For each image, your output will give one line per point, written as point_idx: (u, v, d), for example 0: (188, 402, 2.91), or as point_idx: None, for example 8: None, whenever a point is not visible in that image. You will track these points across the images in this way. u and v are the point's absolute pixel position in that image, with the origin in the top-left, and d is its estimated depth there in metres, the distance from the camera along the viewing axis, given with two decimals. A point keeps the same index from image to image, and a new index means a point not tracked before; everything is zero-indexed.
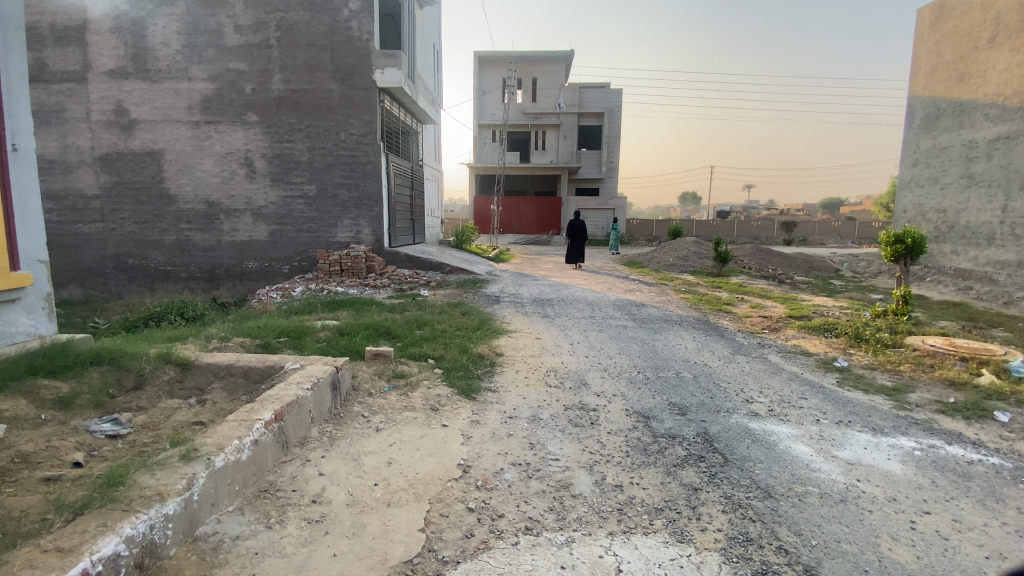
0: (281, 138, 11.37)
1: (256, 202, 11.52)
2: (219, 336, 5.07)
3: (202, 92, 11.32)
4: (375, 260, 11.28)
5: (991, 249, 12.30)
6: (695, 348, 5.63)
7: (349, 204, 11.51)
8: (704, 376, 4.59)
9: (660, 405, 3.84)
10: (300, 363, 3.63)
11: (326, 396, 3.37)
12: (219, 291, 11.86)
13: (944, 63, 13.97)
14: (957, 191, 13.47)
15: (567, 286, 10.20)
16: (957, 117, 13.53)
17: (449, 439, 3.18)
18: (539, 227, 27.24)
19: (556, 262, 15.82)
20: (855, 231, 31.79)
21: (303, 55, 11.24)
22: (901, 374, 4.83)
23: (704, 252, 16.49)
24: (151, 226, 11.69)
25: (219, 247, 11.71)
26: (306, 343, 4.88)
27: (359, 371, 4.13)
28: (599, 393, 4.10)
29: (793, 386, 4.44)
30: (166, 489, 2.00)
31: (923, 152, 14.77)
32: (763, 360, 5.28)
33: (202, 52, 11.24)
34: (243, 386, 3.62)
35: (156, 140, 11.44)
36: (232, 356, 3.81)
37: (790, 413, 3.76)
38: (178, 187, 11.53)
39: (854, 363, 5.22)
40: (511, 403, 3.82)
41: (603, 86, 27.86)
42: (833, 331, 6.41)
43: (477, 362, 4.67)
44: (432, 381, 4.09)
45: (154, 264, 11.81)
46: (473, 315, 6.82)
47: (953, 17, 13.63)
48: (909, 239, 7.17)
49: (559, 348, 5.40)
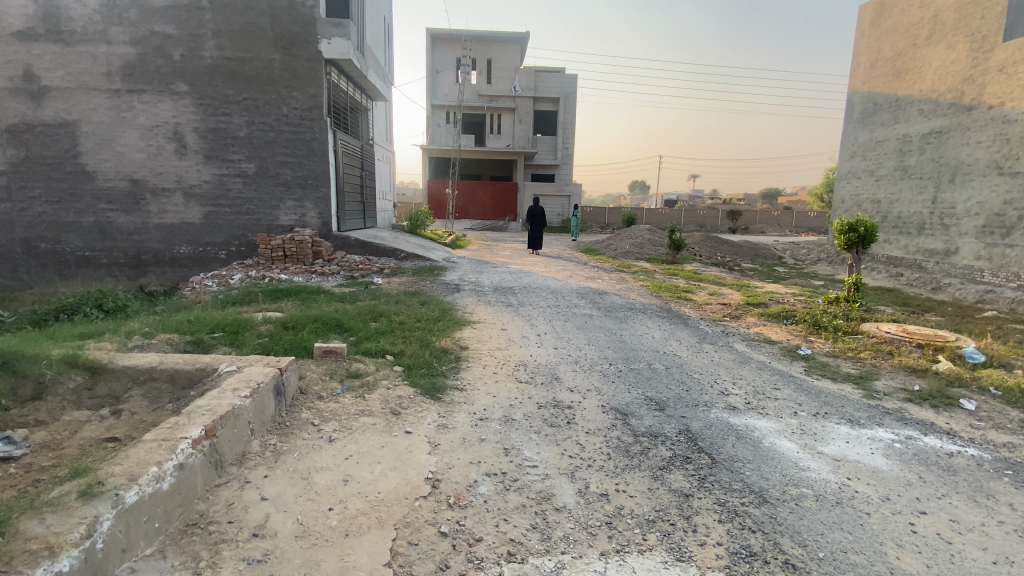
0: (216, 111, 10.37)
1: (187, 180, 10.50)
2: (142, 332, 4.47)
3: (123, 57, 10.11)
4: (323, 246, 10.58)
5: (921, 238, 13.05)
6: (663, 338, 5.49)
7: (293, 184, 10.71)
8: (676, 368, 4.45)
9: (637, 401, 3.64)
10: (237, 365, 3.14)
11: (269, 403, 2.93)
12: (147, 278, 10.79)
13: (883, 59, 14.58)
14: (891, 183, 14.20)
15: (528, 273, 9.93)
16: (893, 111, 14.20)
17: (414, 448, 2.83)
18: (494, 213, 26.81)
19: (513, 249, 15.53)
20: (792, 220, 33.37)
21: (239, 20, 10.25)
22: (863, 361, 4.88)
23: (658, 240, 16.68)
24: (66, 206, 10.42)
25: (146, 230, 10.62)
26: (245, 340, 4.35)
27: (307, 372, 3.68)
28: (572, 389, 3.84)
29: (765, 376, 4.36)
30: (59, 540, 1.55)
31: (861, 145, 15.46)
32: (730, 349, 5.20)
33: (122, 12, 10.01)
34: (168, 393, 3.10)
35: (69, 110, 10.15)
36: (155, 357, 3.25)
37: (767, 405, 3.66)
38: (98, 163, 10.32)
39: (818, 350, 5.25)
40: (480, 402, 3.50)
41: (558, 71, 27.56)
42: (792, 318, 6.48)
43: (440, 357, 4.31)
44: (392, 381, 3.71)
45: (70, 249, 10.57)
46: (432, 306, 6.42)
47: (892, 15, 14.21)
48: (861, 228, 7.35)
49: (525, 340, 5.12)
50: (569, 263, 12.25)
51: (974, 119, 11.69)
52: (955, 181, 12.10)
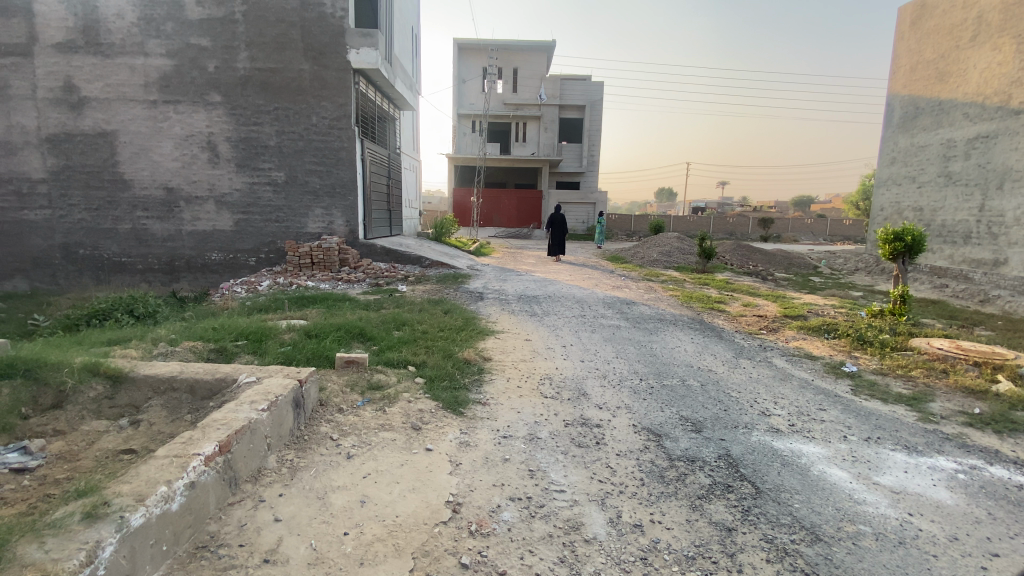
0: (248, 120, 10.58)
1: (219, 188, 10.72)
2: (168, 339, 4.47)
3: (160, 69, 10.43)
4: (349, 253, 10.64)
5: (966, 248, 12.36)
6: (696, 351, 5.23)
7: (321, 193, 10.82)
8: (712, 385, 4.20)
9: (670, 420, 3.43)
10: (256, 376, 3.07)
11: (287, 416, 2.84)
12: (179, 284, 11.04)
13: (924, 62, 13.97)
14: (934, 190, 13.53)
15: (552, 282, 9.75)
16: (935, 116, 13.57)
17: (434, 467, 2.69)
18: (518, 220, 26.75)
19: (538, 256, 15.37)
20: (826, 228, 32.30)
21: (271, 32, 10.45)
22: (915, 381, 4.53)
23: (687, 248, 16.27)
24: (104, 213, 10.76)
25: (179, 237, 10.88)
26: (267, 348, 4.30)
27: (328, 383, 3.58)
28: (601, 405, 3.65)
29: (808, 395, 4.09)
30: (55, 568, 1.45)
31: (901, 150, 14.81)
32: (769, 364, 4.92)
33: (160, 26, 10.33)
34: (187, 403, 3.05)
35: (109, 121, 10.51)
36: (176, 366, 3.22)
37: (812, 427, 3.41)
38: (134, 171, 10.64)
39: (863, 367, 4.92)
40: (504, 419, 3.34)
41: (584, 78, 27.43)
42: (833, 332, 6.13)
43: (463, 368, 4.17)
44: (413, 394, 3.58)
45: (107, 255, 10.90)
46: (456, 315, 6.29)
47: (934, 16, 13.63)
48: (908, 237, 6.93)
49: (551, 352, 4.95)
50: (595, 272, 12.02)
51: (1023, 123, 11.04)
52: (1004, 188, 11.44)
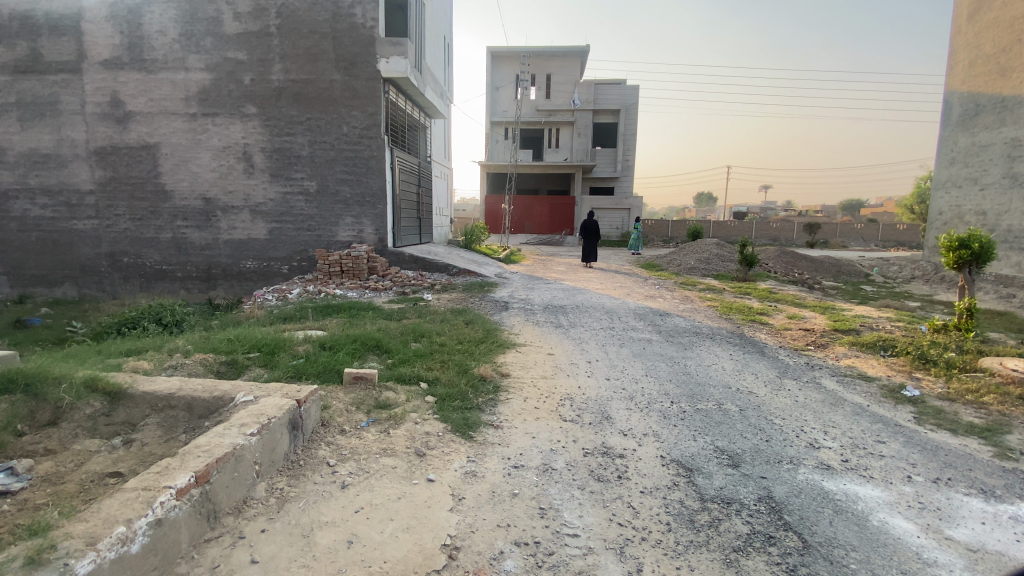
0: (281, 131, 10.75)
1: (254, 198, 10.92)
2: (183, 350, 4.40)
3: (199, 83, 10.74)
4: (378, 261, 10.59)
5: None
6: (734, 370, 4.80)
7: (351, 202, 10.87)
8: (752, 409, 3.79)
9: (704, 452, 3.06)
10: (254, 395, 2.90)
11: (282, 439, 2.65)
12: (216, 291, 11.29)
13: (983, 56, 12.92)
14: (998, 192, 12.44)
15: (582, 291, 9.40)
16: (998, 113, 12.49)
17: (434, 502, 2.44)
18: (551, 227, 26.44)
19: (569, 264, 15.02)
20: (878, 234, 30.50)
21: (304, 44, 10.61)
22: (987, 407, 3.95)
23: (727, 255, 15.57)
24: (147, 223, 11.14)
25: (216, 246, 11.13)
26: (278, 361, 4.16)
27: (334, 401, 3.40)
28: (625, 432, 3.32)
29: (863, 424, 3.61)
30: None
31: (961, 150, 13.72)
32: (817, 387, 4.44)
33: (200, 41, 10.66)
34: (184, 422, 2.93)
35: (152, 134, 10.89)
36: (176, 382, 3.11)
37: (868, 464, 2.98)
38: (175, 182, 10.97)
39: (927, 392, 4.36)
40: (517, 445, 3.06)
41: (619, 83, 26.95)
42: (890, 349, 5.56)
43: (478, 386, 3.91)
44: (421, 415, 3.35)
45: (149, 263, 11.27)
46: (477, 326, 6.05)
47: (994, 8, 12.60)
48: (975, 244, 6.25)
49: (574, 368, 4.64)
50: (627, 280, 11.58)
51: None
52: None
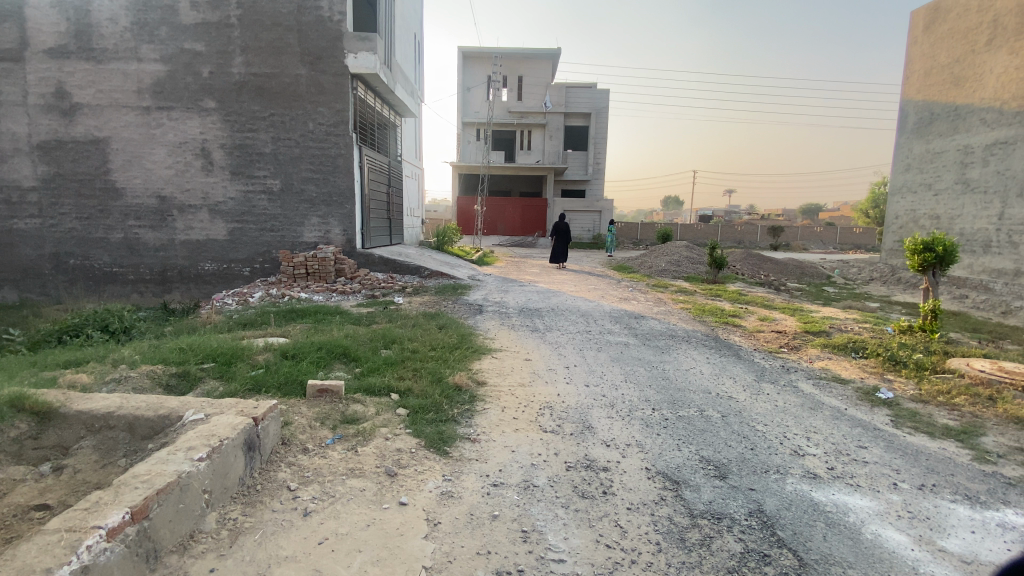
0: (242, 127, 10.26)
1: (213, 197, 10.39)
2: (129, 361, 4.04)
3: (153, 75, 10.15)
4: (345, 263, 10.22)
5: (987, 257, 11.78)
6: (712, 374, 4.74)
7: (317, 201, 10.46)
8: (734, 416, 3.71)
9: (689, 462, 2.94)
10: (205, 413, 2.63)
11: (236, 463, 2.40)
12: (172, 295, 10.69)
13: (938, 66, 13.49)
14: (951, 197, 12.99)
15: (556, 293, 9.28)
16: (951, 121, 13.05)
17: (407, 529, 2.23)
18: (523, 228, 26.35)
19: (542, 265, 14.92)
20: (836, 237, 31.63)
21: (267, 36, 10.15)
22: (960, 409, 4.00)
23: (696, 257, 15.77)
24: (95, 222, 10.45)
25: (171, 247, 10.54)
26: (235, 372, 3.85)
27: (295, 417, 3.14)
28: (608, 443, 3.18)
29: (844, 429, 3.58)
30: None
31: (916, 157, 14.28)
32: (795, 390, 4.41)
33: (154, 30, 10.07)
34: (125, 444, 2.64)
35: (102, 128, 10.23)
36: (116, 399, 2.80)
37: (854, 472, 2.92)
38: (127, 179, 10.33)
39: (900, 394, 4.39)
40: (495, 461, 2.87)
41: (590, 85, 27.09)
42: (861, 351, 5.63)
43: (453, 397, 3.71)
44: (391, 429, 3.13)
45: (98, 265, 10.58)
46: (451, 331, 5.84)
47: (948, 20, 13.17)
48: (939, 247, 6.42)
49: (552, 375, 4.48)
50: (599, 282, 11.54)
51: None
52: None
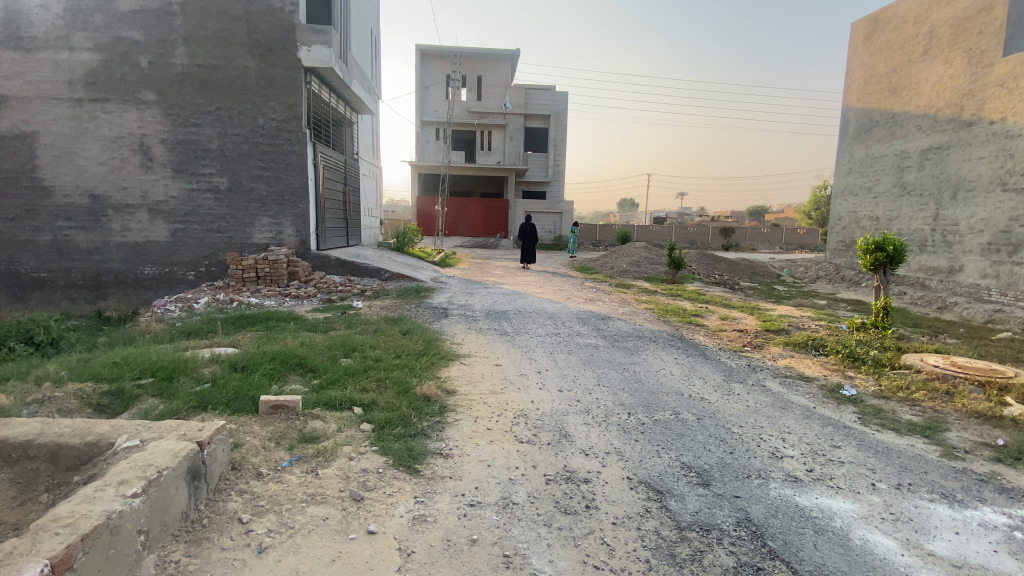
0: (185, 121, 9.60)
1: (153, 196, 9.67)
2: (53, 378, 3.58)
3: (85, 64, 9.34)
4: (300, 266, 9.73)
5: (923, 256, 12.51)
6: (683, 375, 4.71)
7: (268, 201, 9.92)
8: (709, 418, 3.66)
9: (671, 469, 2.85)
10: (141, 439, 2.31)
11: (178, 496, 2.11)
12: (107, 302, 9.88)
13: (877, 76, 14.26)
14: (890, 200, 13.74)
15: (522, 295, 9.14)
16: (889, 128, 13.81)
17: (378, 561, 2.02)
18: (484, 229, 26.16)
19: (504, 266, 14.78)
20: (782, 237, 33.03)
21: (212, 26, 9.54)
22: (921, 405, 4.13)
23: (655, 258, 16.01)
24: (19, 224, 9.52)
25: (107, 250, 9.73)
26: (178, 389, 3.49)
27: (247, 438, 2.85)
28: (587, 452, 3.04)
29: (816, 428, 3.59)
30: None
31: (856, 162, 15.03)
32: (764, 389, 4.42)
33: (85, 16, 9.26)
34: (46, 476, 2.27)
35: (26, 120, 9.32)
36: (36, 424, 2.42)
37: (832, 473, 2.91)
38: (55, 177, 9.46)
39: (863, 390, 4.50)
40: (471, 478, 2.69)
41: (549, 88, 27.19)
42: (821, 348, 5.75)
43: (422, 409, 3.48)
44: (355, 448, 2.89)
45: (22, 270, 9.64)
46: (415, 336, 5.58)
47: (886, 32, 13.95)
48: (889, 247, 6.70)
49: (523, 381, 4.33)
50: (563, 283, 11.51)
51: (975, 135, 11.26)
52: (957, 198, 11.63)
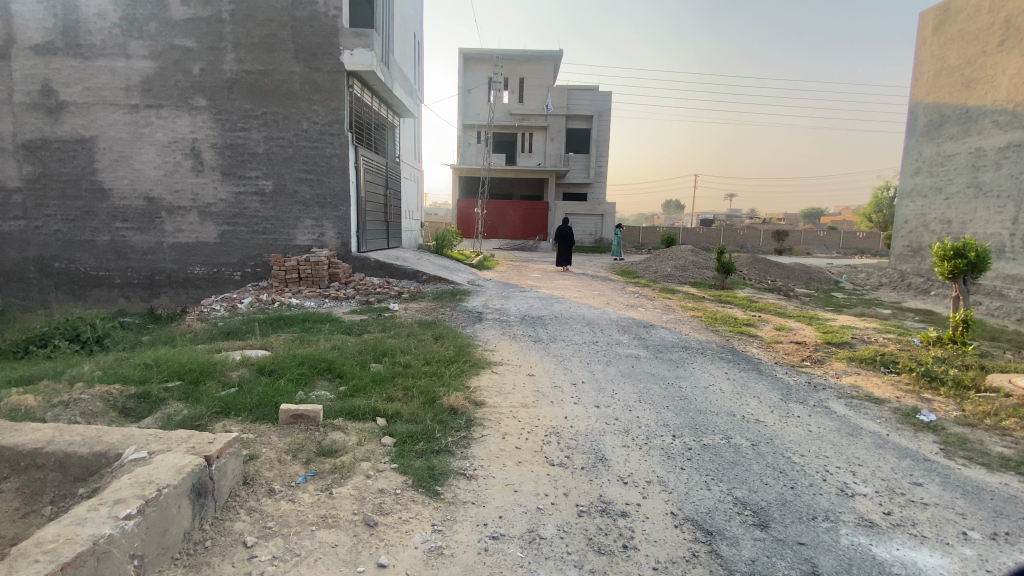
0: (234, 126, 9.87)
1: (203, 198, 9.99)
2: (86, 379, 3.60)
3: (142, 72, 9.76)
4: (340, 267, 9.80)
5: (1000, 263, 11.36)
6: (734, 392, 4.31)
7: (311, 203, 10.07)
8: (765, 444, 3.27)
9: (721, 506, 2.51)
10: (148, 451, 2.21)
11: (179, 516, 1.97)
12: (160, 300, 10.29)
13: (948, 68, 13.10)
14: (963, 201, 12.59)
15: (560, 300, 8.84)
16: (963, 124, 12.66)
17: None
18: (524, 232, 25.97)
19: (543, 269, 14.49)
20: (839, 241, 31.14)
21: (260, 32, 9.77)
22: (1013, 435, 3.56)
23: (701, 262, 15.32)
24: (81, 224, 10.05)
25: (160, 250, 10.13)
26: (203, 393, 3.43)
27: (263, 450, 2.72)
28: (625, 480, 2.74)
29: (891, 461, 3.14)
30: None
31: (926, 160, 13.87)
32: (827, 412, 3.96)
33: (143, 26, 9.69)
34: (53, 486, 2.22)
35: (88, 126, 9.84)
36: (48, 430, 2.38)
37: (915, 518, 2.49)
38: (114, 180, 9.93)
39: (943, 416, 3.95)
40: (495, 506, 2.44)
41: (592, 88, 26.70)
42: (892, 365, 5.18)
43: (447, 422, 3.27)
44: (374, 463, 2.71)
45: (83, 268, 10.17)
46: (447, 342, 5.41)
47: (958, 22, 12.80)
48: (971, 253, 6.01)
49: (558, 394, 4.05)
50: (604, 287, 11.12)
51: None
52: None
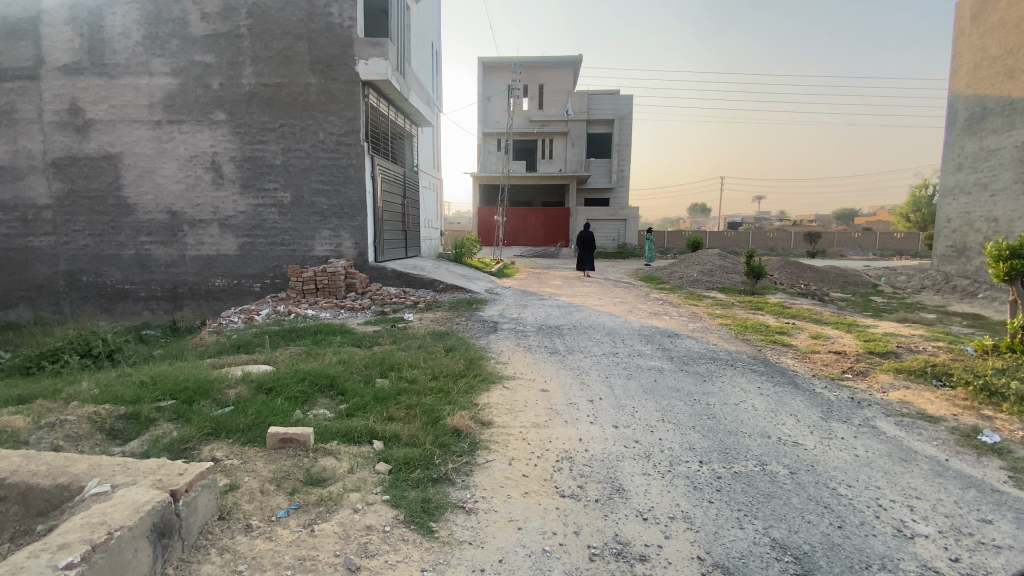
0: (252, 139, 9.93)
1: (223, 211, 10.05)
2: (81, 399, 3.47)
3: (164, 88, 9.92)
4: (357, 277, 9.75)
5: None
6: (768, 411, 3.91)
7: (328, 214, 10.02)
8: (806, 473, 2.89)
9: (757, 550, 2.17)
10: (114, 484, 2.01)
11: (137, 560, 1.76)
12: (183, 312, 10.38)
13: (989, 58, 12.35)
14: (1011, 198, 11.77)
15: (581, 308, 8.50)
16: (1007, 116, 11.88)
17: None
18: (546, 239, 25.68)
19: (564, 276, 14.17)
20: (875, 243, 29.83)
21: (277, 45, 9.83)
22: None
23: (730, 266, 14.74)
24: (108, 239, 10.23)
25: (182, 262, 10.23)
26: (197, 412, 3.27)
27: (247, 479, 2.52)
28: (645, 515, 2.43)
29: (953, 492, 2.73)
30: None
31: (968, 156, 13.05)
32: (875, 433, 3.54)
33: (165, 43, 9.86)
34: (16, 521, 2.05)
35: (113, 143, 10.04)
36: (16, 459, 2.21)
37: (988, 566, 2.10)
38: (138, 195, 10.09)
39: (1011, 436, 3.48)
40: (495, 547, 2.16)
41: (613, 92, 26.37)
42: (946, 378, 4.68)
43: (449, 446, 3.01)
44: (364, 495, 2.46)
45: (110, 282, 10.35)
46: (459, 354, 5.16)
47: (999, 8, 12.06)
48: None
49: (574, 412, 3.74)
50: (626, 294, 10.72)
51: None
52: None
